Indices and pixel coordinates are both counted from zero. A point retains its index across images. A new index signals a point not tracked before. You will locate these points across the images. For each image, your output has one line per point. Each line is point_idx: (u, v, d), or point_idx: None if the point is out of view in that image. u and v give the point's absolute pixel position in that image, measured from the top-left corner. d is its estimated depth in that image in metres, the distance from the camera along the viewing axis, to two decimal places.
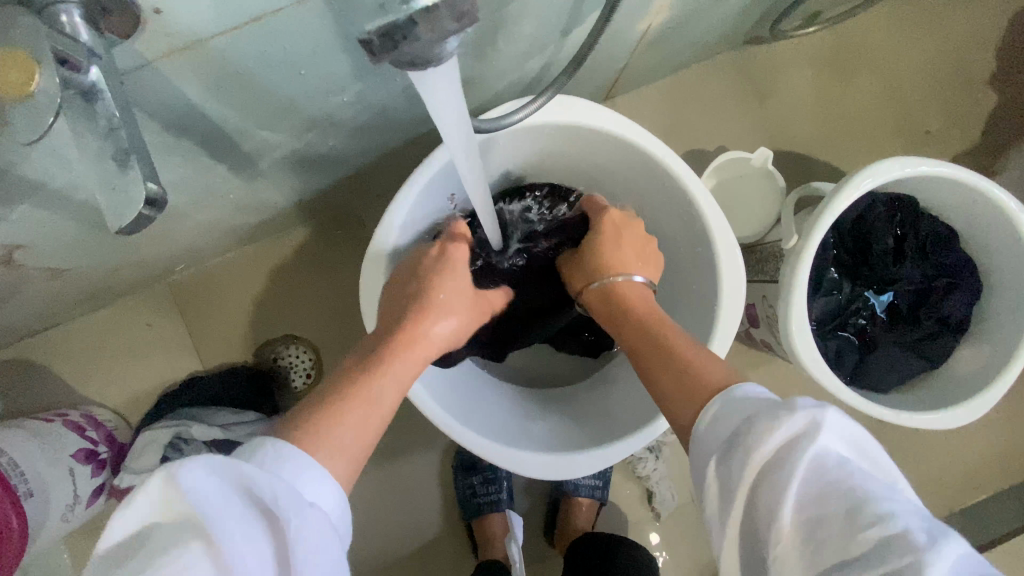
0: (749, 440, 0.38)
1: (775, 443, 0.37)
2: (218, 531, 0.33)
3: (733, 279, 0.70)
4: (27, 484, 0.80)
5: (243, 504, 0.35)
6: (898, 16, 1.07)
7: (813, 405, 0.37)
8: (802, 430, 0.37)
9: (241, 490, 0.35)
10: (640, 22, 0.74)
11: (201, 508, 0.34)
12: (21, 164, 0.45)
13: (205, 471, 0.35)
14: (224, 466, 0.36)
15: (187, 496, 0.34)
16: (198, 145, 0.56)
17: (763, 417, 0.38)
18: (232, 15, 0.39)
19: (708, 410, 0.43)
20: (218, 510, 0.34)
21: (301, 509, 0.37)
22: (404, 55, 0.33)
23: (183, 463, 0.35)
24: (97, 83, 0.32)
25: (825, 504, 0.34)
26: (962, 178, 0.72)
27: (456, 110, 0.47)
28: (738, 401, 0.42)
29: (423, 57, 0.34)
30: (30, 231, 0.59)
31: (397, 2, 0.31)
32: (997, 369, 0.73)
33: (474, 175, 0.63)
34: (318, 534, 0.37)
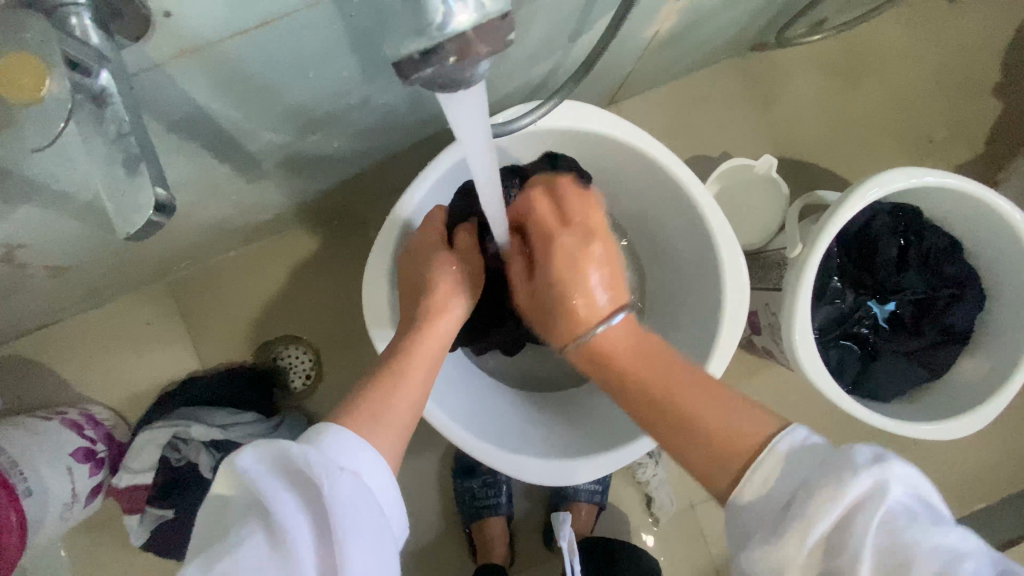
0: (809, 507, 0.37)
1: (846, 502, 0.36)
2: (270, 500, 0.35)
3: (737, 286, 0.70)
4: (26, 482, 0.80)
5: (288, 482, 0.37)
6: (902, 24, 1.07)
7: (873, 462, 0.36)
8: (872, 486, 0.35)
9: (285, 470, 0.37)
10: (647, 27, 0.74)
11: (256, 483, 0.36)
12: (27, 164, 0.45)
13: (253, 451, 0.38)
14: (269, 446, 0.38)
15: (243, 473, 0.37)
16: (204, 146, 0.56)
17: (820, 480, 0.37)
18: (241, 18, 0.38)
19: (756, 466, 0.41)
20: (268, 483, 0.36)
21: (335, 470, 0.38)
22: (435, 78, 0.33)
23: (238, 450, 0.38)
24: (108, 87, 0.32)
25: (908, 571, 0.33)
26: (967, 189, 0.72)
27: (471, 119, 0.47)
28: (795, 454, 0.40)
29: (454, 82, 0.33)
30: (33, 229, 0.59)
31: (431, 27, 0.31)
32: (1000, 380, 0.73)
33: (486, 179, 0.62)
34: (356, 495, 0.37)
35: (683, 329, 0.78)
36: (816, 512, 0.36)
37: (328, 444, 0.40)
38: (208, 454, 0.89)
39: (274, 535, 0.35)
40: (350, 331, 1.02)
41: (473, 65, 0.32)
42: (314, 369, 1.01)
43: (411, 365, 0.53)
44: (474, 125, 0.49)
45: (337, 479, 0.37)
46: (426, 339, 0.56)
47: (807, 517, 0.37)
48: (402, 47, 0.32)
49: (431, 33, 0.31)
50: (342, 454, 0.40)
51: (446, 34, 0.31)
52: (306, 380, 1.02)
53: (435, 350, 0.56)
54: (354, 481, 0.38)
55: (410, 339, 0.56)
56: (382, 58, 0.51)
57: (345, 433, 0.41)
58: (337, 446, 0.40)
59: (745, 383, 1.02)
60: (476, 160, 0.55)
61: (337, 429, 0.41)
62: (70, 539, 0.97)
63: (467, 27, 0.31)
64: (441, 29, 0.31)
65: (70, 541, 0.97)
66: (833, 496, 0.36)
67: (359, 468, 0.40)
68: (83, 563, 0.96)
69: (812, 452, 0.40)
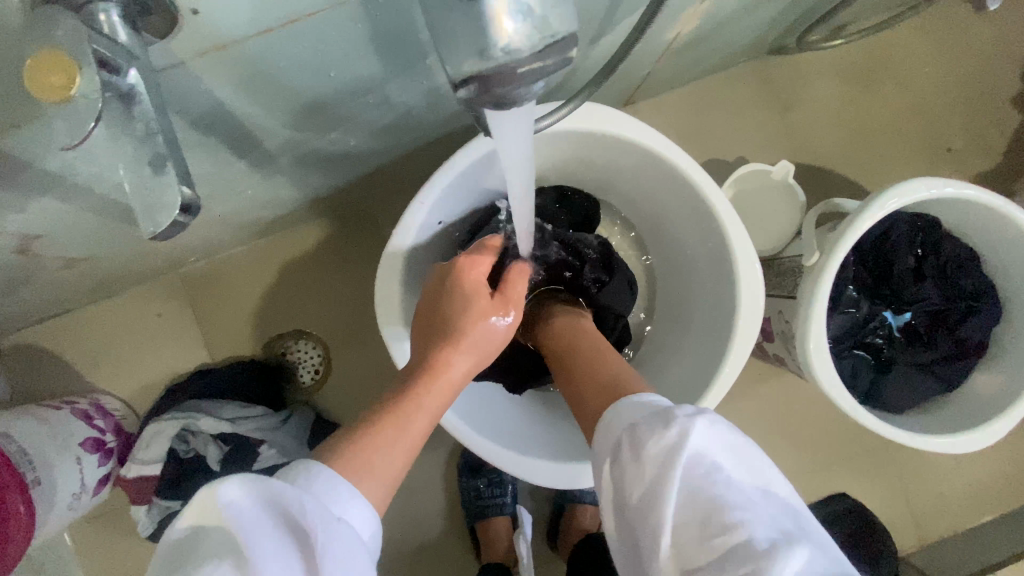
0: (627, 449, 0.42)
1: (649, 453, 0.40)
2: (249, 544, 0.35)
3: (752, 293, 0.69)
4: (35, 472, 0.79)
5: (272, 518, 0.37)
6: (925, 30, 1.06)
7: (686, 417, 0.40)
8: (670, 443, 0.40)
9: (271, 506, 0.37)
10: (668, 30, 0.73)
11: (237, 520, 0.35)
12: (46, 157, 0.45)
13: (240, 485, 0.37)
14: (258, 484, 0.37)
15: (225, 510, 0.36)
16: (222, 142, 0.56)
17: (642, 427, 0.42)
18: (267, 16, 0.38)
19: (607, 415, 0.47)
20: (250, 522, 0.36)
21: (325, 520, 0.38)
22: (490, 95, 0.32)
23: (221, 479, 0.37)
24: (135, 85, 0.32)
25: (688, 513, 0.38)
26: (988, 201, 0.71)
27: (516, 135, 0.48)
28: (632, 407, 0.45)
29: (507, 99, 0.33)
30: (48, 221, 0.59)
31: (494, 49, 0.31)
32: (1015, 395, 0.72)
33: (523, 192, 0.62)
34: (346, 549, 0.37)
35: (695, 336, 0.78)
36: (627, 458, 0.42)
37: (320, 490, 0.40)
38: (217, 446, 0.89)
39: None
40: (359, 327, 1.02)
41: (525, 84, 0.32)
42: (322, 364, 1.02)
43: (416, 414, 0.52)
44: (518, 135, 0.49)
45: (325, 529, 0.38)
46: (436, 386, 0.55)
47: (621, 465, 0.42)
48: (464, 65, 0.32)
49: (494, 56, 0.31)
50: (336, 503, 0.40)
51: (511, 58, 0.31)
52: (315, 375, 1.02)
53: (441, 397, 0.55)
54: (343, 532, 0.38)
55: (421, 381, 0.55)
56: (403, 57, 0.51)
57: (341, 484, 0.41)
58: (333, 493, 0.40)
59: (753, 389, 1.02)
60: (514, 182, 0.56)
61: (332, 475, 0.41)
62: (77, 528, 0.97)
63: (529, 50, 0.31)
64: (505, 51, 0.31)
65: (76, 530, 0.97)
66: (641, 449, 0.41)
67: (354, 519, 0.40)
68: (90, 551, 0.97)
69: (655, 407, 0.43)
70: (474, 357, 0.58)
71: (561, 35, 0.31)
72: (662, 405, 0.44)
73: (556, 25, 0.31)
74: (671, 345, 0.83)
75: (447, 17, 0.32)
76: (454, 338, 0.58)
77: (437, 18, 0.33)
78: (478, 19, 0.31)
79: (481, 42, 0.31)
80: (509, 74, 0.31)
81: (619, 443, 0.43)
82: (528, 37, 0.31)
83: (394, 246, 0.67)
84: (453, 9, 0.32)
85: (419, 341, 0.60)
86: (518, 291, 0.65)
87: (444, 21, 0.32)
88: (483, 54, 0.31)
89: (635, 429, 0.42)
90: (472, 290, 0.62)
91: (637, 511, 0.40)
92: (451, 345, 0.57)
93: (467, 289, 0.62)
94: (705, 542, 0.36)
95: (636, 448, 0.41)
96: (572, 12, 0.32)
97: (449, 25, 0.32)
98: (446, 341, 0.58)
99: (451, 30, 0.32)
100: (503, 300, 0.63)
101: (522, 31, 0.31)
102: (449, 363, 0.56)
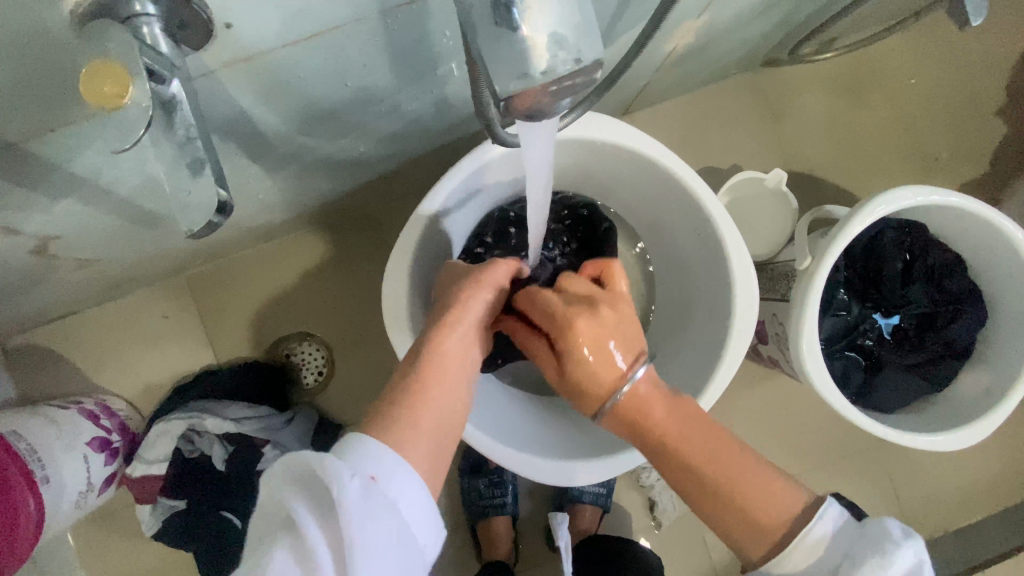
0: None
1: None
2: (298, 521, 0.37)
3: (747, 297, 0.72)
4: (44, 469, 0.80)
5: (318, 495, 0.38)
6: (912, 44, 1.10)
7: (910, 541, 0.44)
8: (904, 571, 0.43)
9: (317, 483, 0.39)
10: (666, 43, 0.76)
11: (291, 499, 0.38)
12: (76, 160, 0.47)
13: (291, 466, 0.39)
14: (298, 461, 0.39)
15: (278, 490, 0.39)
16: (240, 147, 0.58)
17: (870, 557, 0.44)
18: (294, 30, 0.40)
19: (792, 549, 0.47)
20: (301, 499, 0.38)
21: (353, 479, 0.39)
22: (524, 109, 0.35)
23: (277, 463, 0.40)
24: (177, 94, 0.34)
25: None
26: (972, 209, 0.74)
27: (541, 148, 0.54)
28: (833, 533, 0.47)
29: (540, 112, 0.36)
30: (68, 223, 0.61)
31: (535, 73, 0.34)
32: (1000, 394, 0.75)
33: (537, 194, 0.64)
34: (379, 517, 0.38)
35: (691, 339, 0.80)
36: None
37: (356, 455, 0.40)
38: (221, 446, 0.92)
39: (306, 554, 0.36)
40: (361, 329, 1.04)
41: (558, 100, 0.35)
42: (326, 366, 1.03)
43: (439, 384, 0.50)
44: (543, 151, 0.55)
45: (355, 486, 0.38)
46: (458, 350, 0.53)
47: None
48: (510, 84, 0.34)
49: (535, 77, 0.34)
50: (365, 462, 0.40)
51: (549, 78, 0.34)
52: (318, 376, 1.04)
53: (460, 367, 0.52)
54: (374, 491, 0.39)
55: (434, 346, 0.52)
56: (417, 65, 0.53)
57: (368, 442, 0.41)
58: (369, 456, 0.41)
59: (748, 390, 1.05)
60: (531, 195, 0.62)
61: (374, 441, 0.42)
62: (80, 527, 0.98)
63: (566, 71, 0.34)
64: (544, 74, 0.34)
65: (80, 529, 0.98)
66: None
67: (383, 479, 0.40)
68: (93, 551, 0.98)
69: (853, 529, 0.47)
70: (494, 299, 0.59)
71: (588, 61, 0.34)
72: (859, 529, 0.47)
73: (588, 54, 0.34)
74: (669, 348, 0.85)
75: (494, 45, 0.34)
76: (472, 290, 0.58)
77: (477, 44, 0.35)
78: (518, 46, 0.33)
79: (523, 66, 0.34)
80: (549, 92, 0.34)
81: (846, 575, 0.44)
82: (564, 64, 0.34)
83: (400, 254, 0.68)
84: (494, 35, 0.34)
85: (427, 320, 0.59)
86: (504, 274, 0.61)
87: (489, 44, 0.34)
88: (523, 75, 0.34)
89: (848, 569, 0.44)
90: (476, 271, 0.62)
91: None
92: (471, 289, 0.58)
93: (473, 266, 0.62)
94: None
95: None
96: (598, 40, 0.35)
97: (493, 48, 0.34)
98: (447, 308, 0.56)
99: (494, 53, 0.34)
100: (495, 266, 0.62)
101: (558, 59, 0.34)
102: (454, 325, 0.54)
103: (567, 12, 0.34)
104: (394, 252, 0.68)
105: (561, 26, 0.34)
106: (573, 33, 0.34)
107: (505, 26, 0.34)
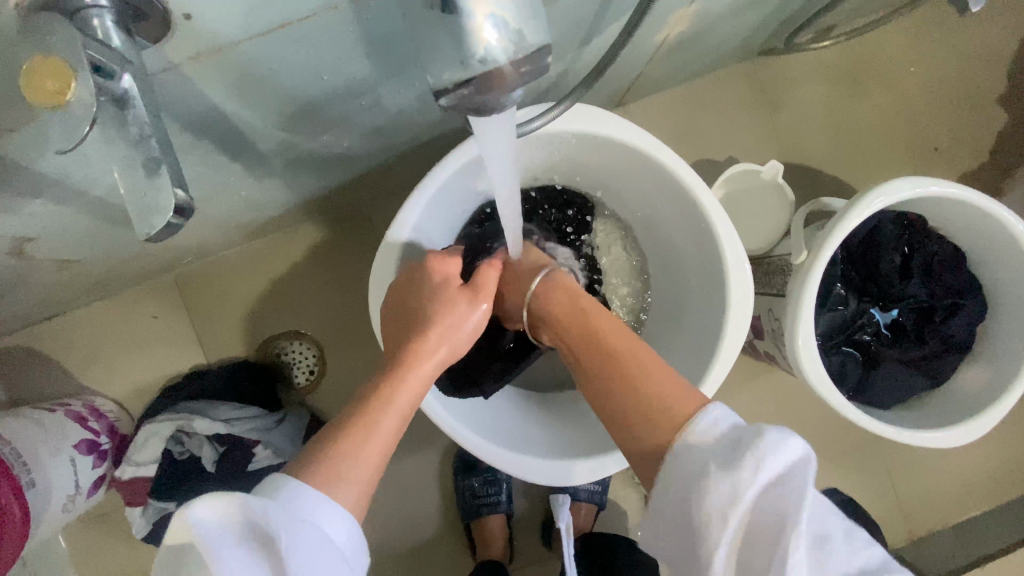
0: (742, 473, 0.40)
1: (761, 502, 0.39)
2: (215, 556, 0.37)
3: (742, 293, 0.70)
4: (29, 473, 0.79)
5: (241, 536, 0.38)
6: (912, 30, 1.07)
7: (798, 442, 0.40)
8: (789, 473, 0.39)
9: (245, 524, 0.38)
10: (658, 32, 0.74)
11: (208, 540, 0.37)
12: (41, 160, 0.45)
13: (212, 504, 0.38)
14: (228, 501, 0.38)
15: (194, 527, 0.37)
16: (215, 144, 0.56)
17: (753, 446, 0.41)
18: (260, 19, 0.38)
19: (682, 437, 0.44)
20: (218, 539, 0.37)
21: (290, 520, 0.39)
22: (471, 101, 0.34)
23: (199, 499, 0.38)
24: (129, 89, 0.33)
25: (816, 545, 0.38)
26: (971, 200, 0.72)
27: (507, 134, 0.52)
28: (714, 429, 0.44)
29: (487, 105, 0.35)
30: (43, 223, 0.59)
31: (474, 60, 0.32)
32: (1001, 389, 0.73)
33: (511, 180, 0.61)
34: (312, 559, 0.39)
35: (686, 335, 0.79)
36: (725, 494, 0.40)
37: (286, 498, 0.40)
38: (211, 447, 0.90)
39: None
40: (352, 327, 1.02)
41: (508, 90, 0.34)
42: (317, 365, 1.02)
43: (388, 412, 0.49)
44: (509, 142, 0.54)
45: (287, 532, 0.38)
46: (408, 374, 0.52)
47: (724, 519, 0.40)
48: (446, 74, 0.33)
49: (474, 65, 0.32)
50: (301, 505, 0.40)
51: (488, 67, 0.32)
52: (309, 375, 1.02)
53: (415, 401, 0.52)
54: (308, 536, 0.39)
55: (394, 380, 0.52)
56: (395, 56, 0.51)
57: (303, 486, 0.41)
58: (302, 499, 0.40)
59: (746, 387, 1.03)
60: (504, 191, 0.61)
61: (305, 486, 0.41)
62: (72, 530, 0.97)
63: (507, 58, 0.32)
64: (482, 61, 0.32)
65: (72, 532, 0.97)
66: (742, 499, 0.39)
67: (322, 520, 0.40)
68: (85, 553, 0.97)
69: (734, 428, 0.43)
70: (451, 342, 0.57)
71: (533, 46, 0.33)
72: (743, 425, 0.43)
73: (530, 37, 0.33)
74: (663, 343, 0.84)
75: (430, 30, 0.33)
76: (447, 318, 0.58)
77: (422, 31, 0.34)
78: (456, 30, 0.32)
79: (461, 53, 0.32)
80: (491, 80, 0.33)
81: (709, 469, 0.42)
82: (504, 49, 0.32)
83: (387, 248, 0.67)
84: (433, 22, 0.33)
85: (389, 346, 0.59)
86: (491, 285, 0.64)
87: (433, 31, 0.33)
88: (463, 63, 0.32)
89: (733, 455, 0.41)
90: (442, 282, 0.61)
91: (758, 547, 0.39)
92: (447, 311, 0.58)
93: (444, 275, 0.62)
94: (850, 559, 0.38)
95: (734, 498, 0.40)
96: (545, 27, 0.34)
97: (431, 37, 0.33)
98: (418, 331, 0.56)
99: (432, 38, 0.33)
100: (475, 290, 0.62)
101: (500, 43, 0.32)
102: (412, 353, 0.54)
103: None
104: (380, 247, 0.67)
105: (502, 7, 0.32)
106: (516, 16, 0.32)
107: (438, 8, 0.32)
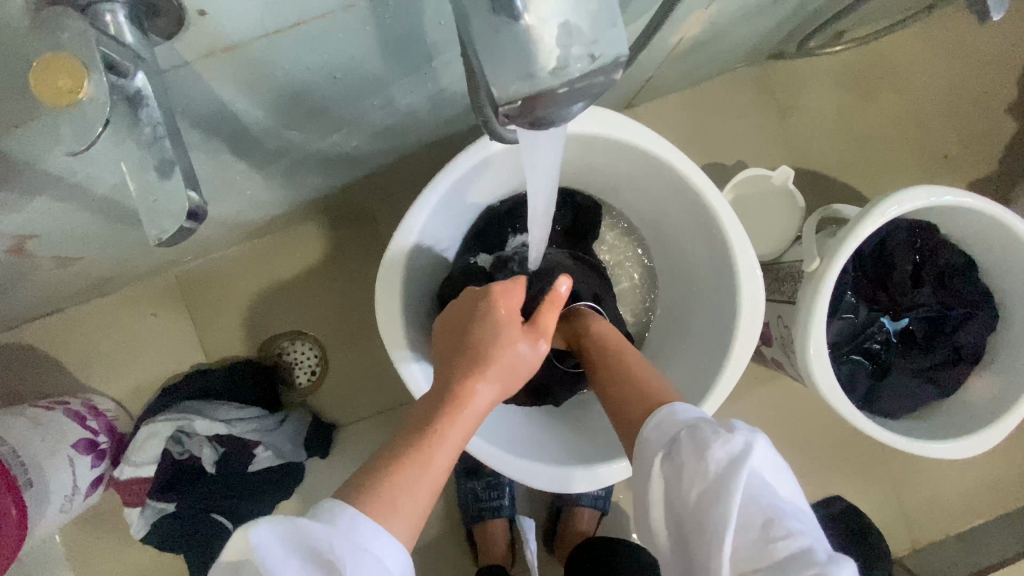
0: (683, 452, 0.44)
1: (693, 482, 0.42)
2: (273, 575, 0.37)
3: (752, 305, 0.69)
4: (27, 474, 0.78)
5: (300, 559, 0.38)
6: (924, 36, 1.07)
7: (747, 429, 0.43)
8: (715, 461, 0.42)
9: (303, 547, 0.38)
10: (673, 35, 0.73)
11: (266, 561, 0.37)
12: (47, 157, 0.44)
13: (271, 527, 0.38)
14: (287, 525, 0.39)
15: (252, 548, 0.37)
16: (224, 142, 0.55)
17: (703, 431, 0.44)
18: (276, 18, 0.37)
19: (648, 426, 0.49)
20: (276, 561, 0.37)
21: (349, 545, 0.39)
22: (531, 115, 0.33)
23: (258, 521, 0.38)
24: (143, 88, 0.32)
25: (751, 524, 0.39)
26: (985, 210, 0.71)
27: (545, 145, 0.51)
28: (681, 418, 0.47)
29: (546, 118, 0.34)
30: (45, 220, 0.58)
31: (546, 76, 0.31)
32: (1010, 401, 0.73)
33: (546, 187, 0.60)
34: None
35: (693, 341, 0.78)
36: (674, 470, 0.44)
37: (345, 524, 0.40)
38: (211, 448, 0.89)
39: None
40: (355, 328, 1.01)
41: (566, 104, 0.33)
42: (319, 365, 1.01)
43: (438, 446, 0.47)
44: (547, 153, 0.53)
45: (347, 558, 0.39)
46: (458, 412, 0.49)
47: (665, 495, 0.45)
48: (512, 86, 0.32)
49: (543, 78, 0.31)
50: (361, 532, 0.40)
51: (558, 80, 0.31)
52: (311, 376, 1.01)
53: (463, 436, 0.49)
54: (365, 563, 0.39)
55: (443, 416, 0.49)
56: (409, 57, 0.50)
57: (361, 514, 0.41)
58: (359, 526, 0.40)
59: (751, 393, 1.03)
60: (535, 197, 0.60)
61: (362, 513, 0.41)
62: (68, 529, 0.96)
63: (581, 71, 0.31)
64: (552, 74, 0.31)
65: (67, 531, 0.96)
66: (679, 478, 0.43)
67: (380, 550, 0.40)
68: (82, 552, 0.96)
69: (694, 419, 0.46)
70: (505, 382, 0.53)
71: (605, 58, 0.32)
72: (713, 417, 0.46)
73: (605, 49, 0.32)
74: (669, 349, 0.83)
75: (493, 38, 0.32)
76: (503, 356, 0.53)
77: (472, 33, 0.33)
78: (523, 42, 0.31)
79: (528, 65, 0.31)
80: (556, 95, 0.32)
81: (666, 450, 0.46)
82: (578, 61, 0.31)
83: (395, 250, 0.65)
84: (497, 28, 0.32)
85: (439, 367, 0.55)
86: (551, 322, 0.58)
87: (488, 37, 0.32)
88: (528, 76, 0.31)
89: (684, 439, 0.45)
90: (503, 313, 0.56)
91: (699, 525, 0.41)
92: (505, 346, 0.53)
93: (506, 306, 0.56)
94: (764, 549, 0.38)
95: (675, 478, 0.44)
96: (621, 35, 0.32)
97: (493, 44, 0.32)
98: (472, 366, 0.52)
99: (493, 47, 0.32)
100: (535, 326, 0.56)
101: (572, 55, 0.31)
102: (470, 391, 0.50)
103: (584, 1, 0.31)
104: (387, 250, 0.65)
105: (574, 15, 0.31)
106: (591, 26, 0.32)
107: (505, 15, 0.31)
